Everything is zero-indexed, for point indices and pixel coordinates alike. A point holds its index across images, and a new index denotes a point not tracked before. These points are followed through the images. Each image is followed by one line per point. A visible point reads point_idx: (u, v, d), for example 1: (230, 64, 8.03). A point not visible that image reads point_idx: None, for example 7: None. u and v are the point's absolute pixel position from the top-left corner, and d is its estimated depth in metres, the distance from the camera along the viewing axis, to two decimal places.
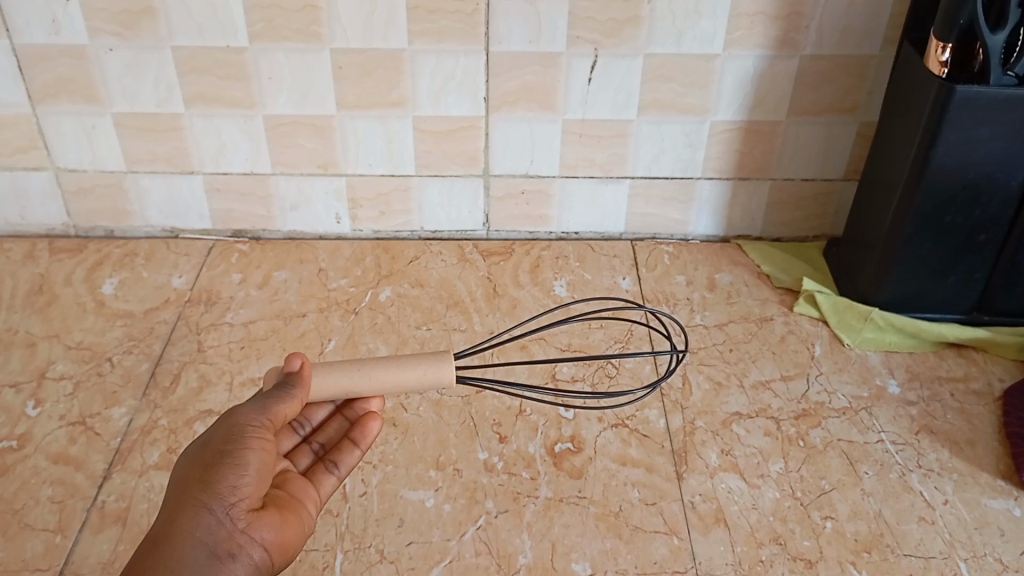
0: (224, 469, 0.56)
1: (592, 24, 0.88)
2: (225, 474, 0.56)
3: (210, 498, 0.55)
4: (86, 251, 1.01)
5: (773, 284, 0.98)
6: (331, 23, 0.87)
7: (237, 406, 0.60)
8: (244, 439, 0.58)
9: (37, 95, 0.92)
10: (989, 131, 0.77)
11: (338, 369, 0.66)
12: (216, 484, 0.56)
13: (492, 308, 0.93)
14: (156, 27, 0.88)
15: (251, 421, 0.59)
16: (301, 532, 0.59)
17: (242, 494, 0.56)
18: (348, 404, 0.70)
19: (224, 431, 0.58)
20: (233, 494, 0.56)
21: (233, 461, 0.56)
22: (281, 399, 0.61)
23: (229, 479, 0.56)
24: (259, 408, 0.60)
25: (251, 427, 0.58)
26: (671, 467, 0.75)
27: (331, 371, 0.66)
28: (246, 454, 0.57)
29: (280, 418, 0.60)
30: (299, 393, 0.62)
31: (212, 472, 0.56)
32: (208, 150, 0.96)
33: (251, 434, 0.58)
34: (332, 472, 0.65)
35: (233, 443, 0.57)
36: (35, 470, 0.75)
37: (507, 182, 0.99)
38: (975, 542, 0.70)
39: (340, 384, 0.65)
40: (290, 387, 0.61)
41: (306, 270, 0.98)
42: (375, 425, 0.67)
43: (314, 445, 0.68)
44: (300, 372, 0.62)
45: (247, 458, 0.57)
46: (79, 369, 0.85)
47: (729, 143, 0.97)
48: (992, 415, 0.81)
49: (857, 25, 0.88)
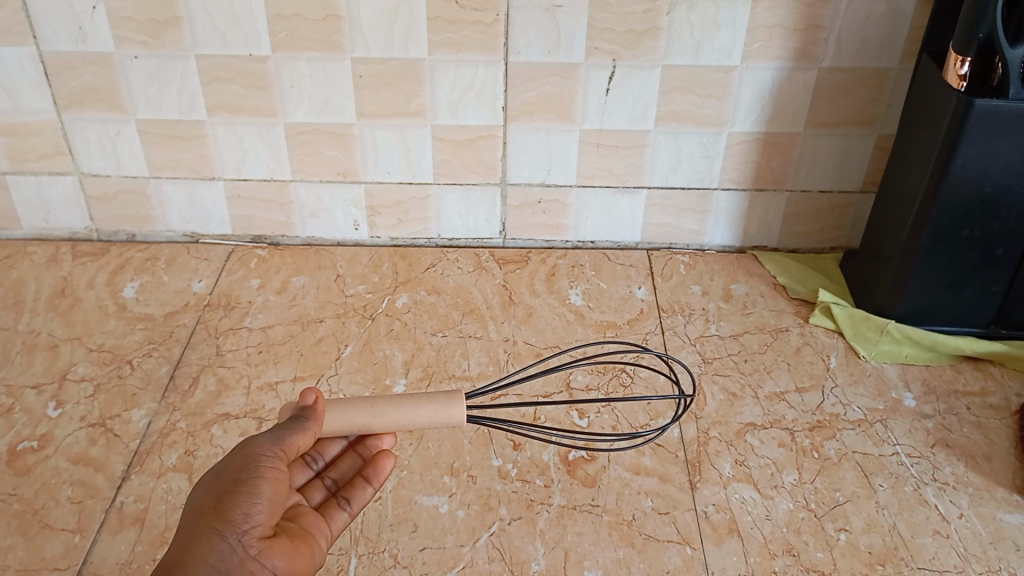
0: (238, 497, 0.57)
1: (611, 36, 0.89)
2: (238, 502, 0.57)
3: (224, 525, 0.56)
4: (108, 255, 1.02)
5: (788, 295, 0.98)
6: (352, 34, 0.89)
7: (252, 437, 0.61)
8: (258, 468, 0.58)
9: (62, 102, 0.94)
10: (1007, 145, 0.77)
11: (352, 406, 0.67)
12: (230, 512, 0.56)
13: (508, 315, 0.94)
14: (180, 37, 0.89)
15: (266, 451, 0.60)
16: (312, 562, 0.60)
17: (255, 522, 0.57)
18: (361, 441, 0.71)
19: (238, 461, 0.59)
20: (246, 521, 0.56)
21: (247, 490, 0.57)
22: (295, 431, 0.62)
23: (243, 507, 0.57)
24: (273, 438, 0.61)
25: (265, 457, 0.59)
26: (685, 477, 0.75)
27: (349, 405, 0.67)
28: (260, 483, 0.58)
29: (293, 450, 0.61)
30: (313, 426, 0.63)
31: (227, 500, 0.57)
32: (229, 157, 0.98)
33: (265, 464, 0.59)
34: (345, 508, 0.66)
35: (247, 471, 0.58)
36: (55, 471, 0.76)
37: (524, 191, 1.00)
38: (990, 556, 0.69)
39: (352, 419, 0.66)
40: (304, 421, 0.63)
41: (324, 277, 0.99)
42: (387, 463, 0.68)
43: (328, 480, 0.69)
44: (313, 407, 0.64)
45: (260, 487, 0.58)
46: (100, 372, 0.86)
47: (746, 154, 0.97)
48: (1009, 429, 0.81)
49: (875, 37, 0.89)
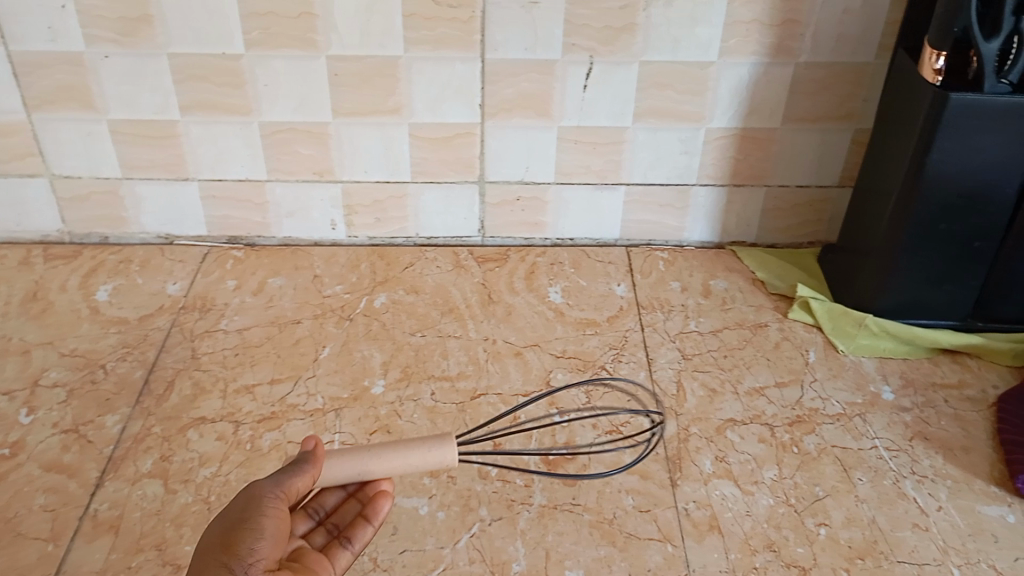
0: (243, 533, 0.56)
1: (589, 32, 0.88)
2: (243, 536, 0.56)
3: (230, 560, 0.55)
4: (81, 257, 1.01)
5: (767, 290, 0.98)
6: (328, 32, 0.88)
7: (253, 481, 0.61)
8: (261, 506, 0.58)
9: (33, 102, 0.92)
10: (984, 140, 0.78)
11: (348, 454, 0.67)
12: (235, 546, 0.55)
13: (487, 314, 0.93)
14: (153, 35, 0.88)
15: (267, 491, 0.59)
16: None
17: (261, 555, 0.56)
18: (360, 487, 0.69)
19: (241, 502, 0.58)
20: (252, 554, 0.55)
21: (251, 525, 0.57)
22: (295, 473, 0.61)
23: (249, 541, 0.56)
24: (274, 480, 0.60)
25: (267, 496, 0.59)
26: (666, 474, 0.75)
27: (345, 454, 0.67)
28: (263, 519, 0.57)
29: (295, 492, 0.61)
30: (312, 468, 0.62)
31: (231, 536, 0.56)
32: (205, 158, 0.97)
33: (267, 503, 0.58)
34: (347, 547, 0.64)
35: (251, 510, 0.58)
36: (28, 479, 0.75)
37: (503, 189, 0.99)
38: (969, 549, 0.70)
39: (351, 469, 0.66)
40: (304, 463, 0.62)
41: (301, 277, 0.98)
42: (386, 502, 0.66)
43: (330, 526, 0.66)
44: (313, 451, 0.63)
45: (264, 523, 0.57)
46: (74, 377, 0.85)
47: (725, 150, 0.97)
48: (986, 422, 0.81)
49: (852, 33, 0.89)
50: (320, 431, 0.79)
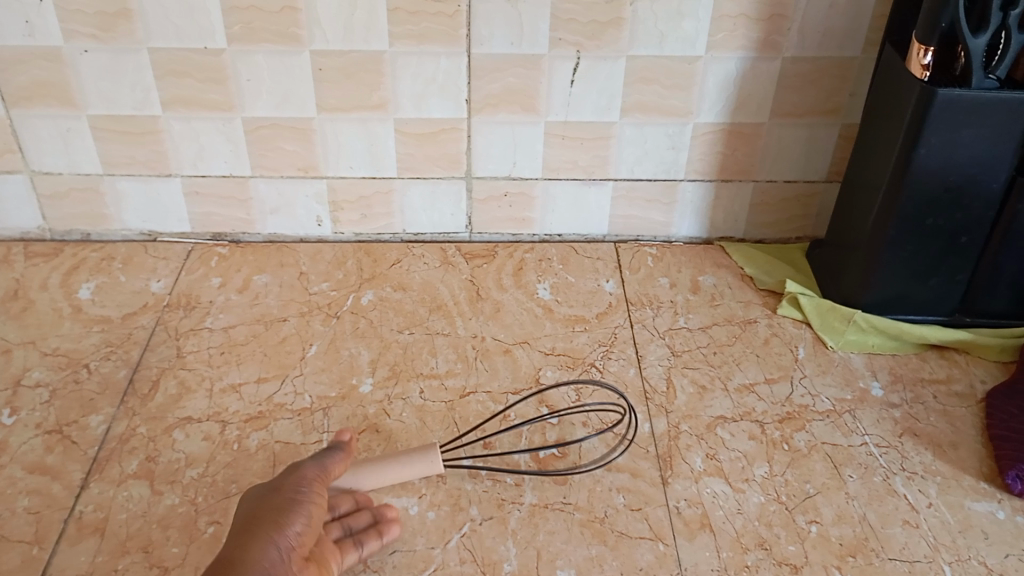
0: (289, 513, 0.63)
1: (576, 27, 0.87)
2: (290, 516, 0.63)
3: (277, 534, 0.61)
4: (62, 255, 0.99)
5: (756, 285, 0.98)
6: (311, 26, 0.86)
7: (295, 465, 0.67)
8: (305, 491, 0.65)
9: (10, 97, 0.90)
10: (971, 135, 0.77)
11: (344, 470, 0.71)
12: (282, 523, 0.62)
13: (475, 311, 0.93)
14: (132, 30, 0.86)
15: (309, 475, 0.66)
16: None
17: (302, 535, 0.63)
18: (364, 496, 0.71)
19: (286, 484, 0.65)
20: (296, 533, 0.62)
21: (297, 507, 0.63)
22: (333, 460, 0.68)
23: (294, 521, 0.63)
24: (315, 466, 0.67)
25: (310, 481, 0.66)
26: (656, 472, 0.75)
27: (342, 469, 0.72)
28: (307, 503, 0.64)
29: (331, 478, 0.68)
30: (346, 457, 0.69)
31: (280, 513, 0.63)
32: (187, 153, 0.95)
33: (310, 488, 0.65)
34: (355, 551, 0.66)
35: (296, 493, 0.64)
36: (10, 482, 0.73)
37: (490, 185, 0.99)
38: (959, 545, 0.70)
39: (347, 484, 0.71)
40: (340, 452, 0.69)
41: (287, 274, 0.97)
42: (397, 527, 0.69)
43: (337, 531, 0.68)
44: (348, 442, 0.70)
45: (308, 506, 0.64)
46: (56, 377, 0.83)
47: (712, 145, 0.97)
48: (974, 417, 0.82)
49: (839, 27, 0.89)
50: (308, 430, 0.78)
